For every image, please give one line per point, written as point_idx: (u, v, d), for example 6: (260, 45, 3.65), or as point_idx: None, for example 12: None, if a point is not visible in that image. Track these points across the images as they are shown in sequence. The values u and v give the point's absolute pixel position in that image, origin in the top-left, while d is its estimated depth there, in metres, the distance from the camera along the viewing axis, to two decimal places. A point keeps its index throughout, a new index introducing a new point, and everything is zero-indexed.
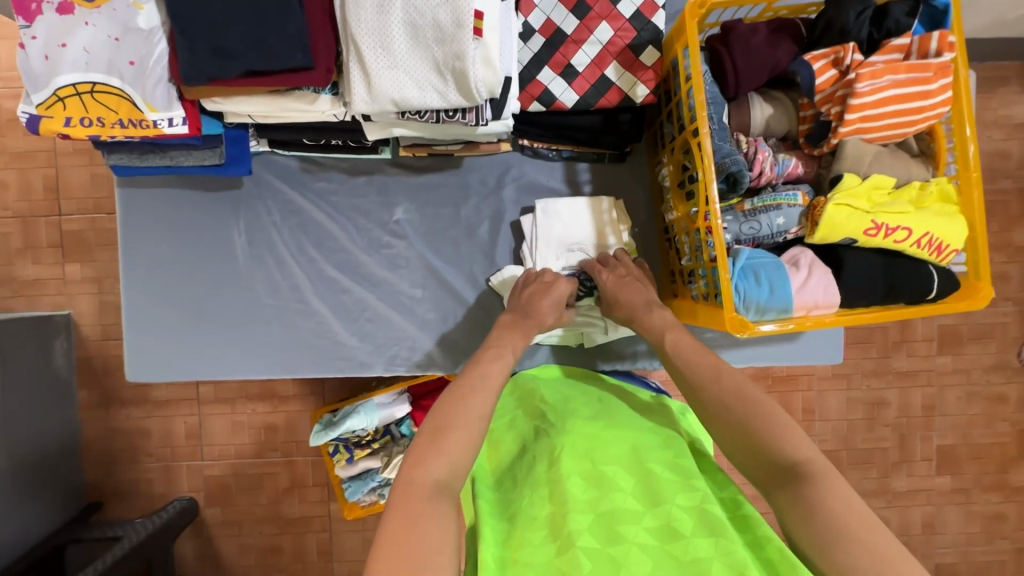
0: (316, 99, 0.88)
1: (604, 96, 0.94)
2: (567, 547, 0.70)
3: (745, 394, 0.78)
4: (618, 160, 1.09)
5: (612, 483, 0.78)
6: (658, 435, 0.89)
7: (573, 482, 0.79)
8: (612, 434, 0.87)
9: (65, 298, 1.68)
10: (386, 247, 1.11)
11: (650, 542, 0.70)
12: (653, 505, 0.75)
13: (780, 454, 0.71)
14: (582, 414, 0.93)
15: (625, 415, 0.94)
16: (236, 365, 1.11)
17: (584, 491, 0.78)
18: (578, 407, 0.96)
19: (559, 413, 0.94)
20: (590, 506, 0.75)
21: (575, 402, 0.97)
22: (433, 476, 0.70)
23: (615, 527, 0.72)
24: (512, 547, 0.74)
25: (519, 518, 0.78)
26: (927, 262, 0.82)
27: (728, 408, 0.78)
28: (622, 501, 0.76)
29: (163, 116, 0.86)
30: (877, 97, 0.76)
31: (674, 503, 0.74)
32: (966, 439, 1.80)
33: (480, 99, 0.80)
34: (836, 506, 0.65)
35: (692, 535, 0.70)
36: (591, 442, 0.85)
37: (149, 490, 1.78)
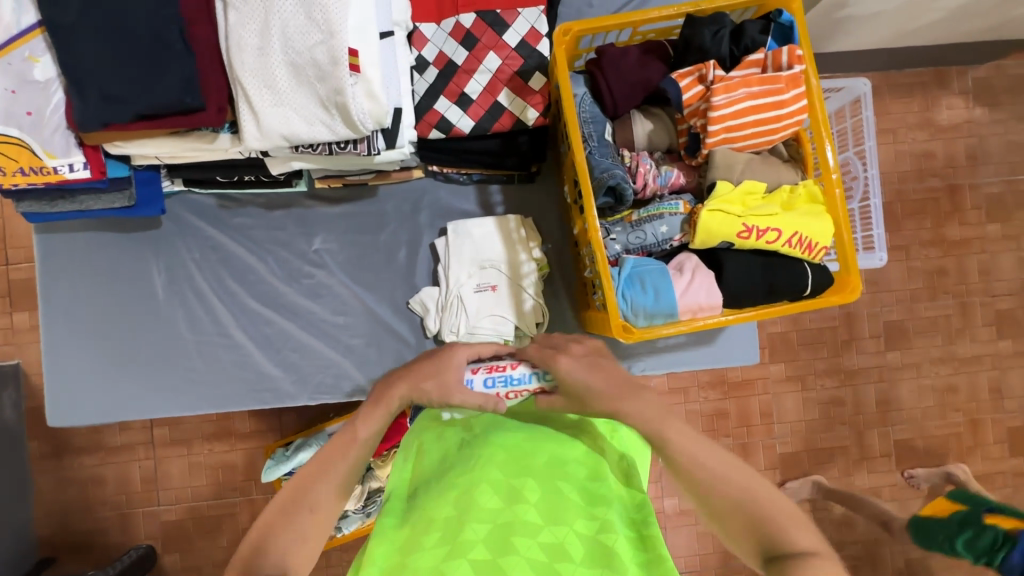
0: (215, 138, 0.91)
1: (498, 121, 0.98)
2: (455, 557, 0.66)
3: (732, 472, 0.66)
4: (527, 180, 1.13)
5: (519, 494, 0.73)
6: (583, 446, 0.83)
7: (482, 489, 0.73)
8: (533, 444, 0.82)
9: (13, 348, 1.67)
10: (306, 277, 1.13)
11: (539, 560, 0.66)
12: (553, 522, 0.70)
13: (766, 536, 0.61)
14: (510, 423, 0.88)
15: (555, 424, 0.87)
16: (160, 402, 1.11)
17: (489, 499, 0.72)
18: (510, 416, 0.90)
19: (488, 421, 0.87)
20: (489, 517, 0.70)
21: (509, 411, 0.91)
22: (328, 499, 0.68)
23: (510, 539, 0.68)
24: (400, 555, 0.69)
25: (419, 523, 0.72)
26: (802, 260, 0.86)
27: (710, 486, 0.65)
28: (524, 512, 0.71)
29: (63, 162, 0.89)
30: (734, 108, 0.82)
31: (572, 526, 0.70)
32: (922, 432, 1.82)
33: (366, 130, 0.84)
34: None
35: (578, 563, 0.67)
36: (510, 453, 0.79)
37: (105, 540, 1.73)
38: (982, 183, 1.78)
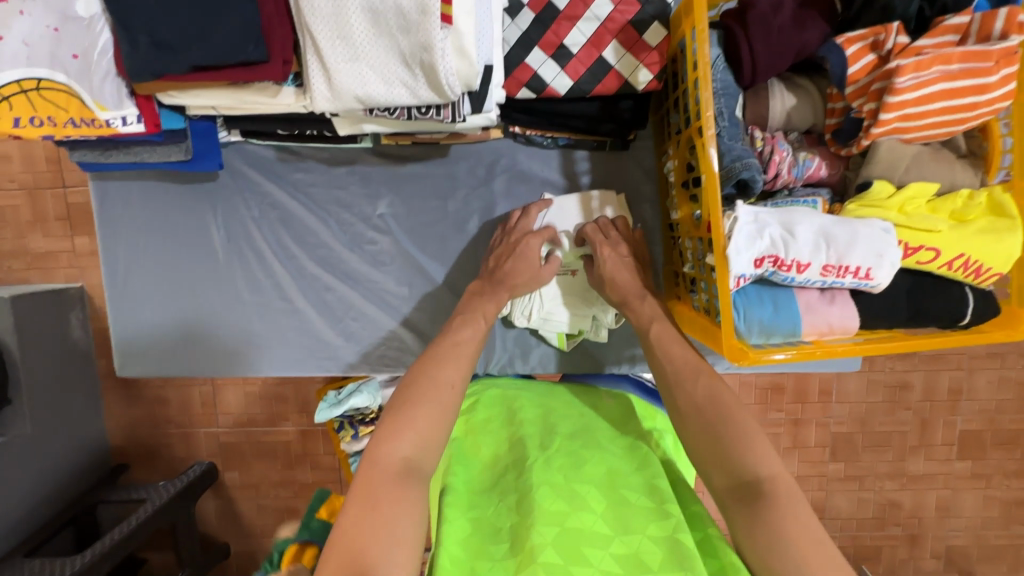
0: (278, 92, 0.80)
1: (601, 82, 0.82)
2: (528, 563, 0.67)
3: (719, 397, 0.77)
4: (620, 148, 0.98)
5: (583, 501, 0.74)
6: (631, 457, 0.84)
7: (543, 491, 0.75)
8: (589, 452, 0.83)
9: (77, 272, 1.67)
10: (369, 244, 1.05)
11: (615, 570, 0.67)
12: (622, 532, 0.72)
13: (744, 469, 0.70)
14: (557, 422, 0.90)
15: (601, 430, 0.90)
16: (219, 359, 1.09)
17: (554, 503, 0.73)
18: (558, 417, 0.92)
19: (539, 422, 0.91)
20: (556, 521, 0.71)
21: (557, 409, 0.94)
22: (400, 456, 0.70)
23: (581, 548, 0.68)
24: (472, 561, 0.71)
25: (484, 527, 0.76)
26: (962, 284, 0.71)
27: (697, 413, 0.77)
28: (591, 522, 0.72)
29: (115, 116, 0.79)
30: (921, 92, 0.64)
31: (644, 534, 0.71)
32: (992, 425, 1.72)
33: (454, 95, 0.71)
34: (792, 532, 0.64)
35: (659, 570, 0.67)
36: (567, 458, 0.81)
37: (171, 454, 1.84)
38: None
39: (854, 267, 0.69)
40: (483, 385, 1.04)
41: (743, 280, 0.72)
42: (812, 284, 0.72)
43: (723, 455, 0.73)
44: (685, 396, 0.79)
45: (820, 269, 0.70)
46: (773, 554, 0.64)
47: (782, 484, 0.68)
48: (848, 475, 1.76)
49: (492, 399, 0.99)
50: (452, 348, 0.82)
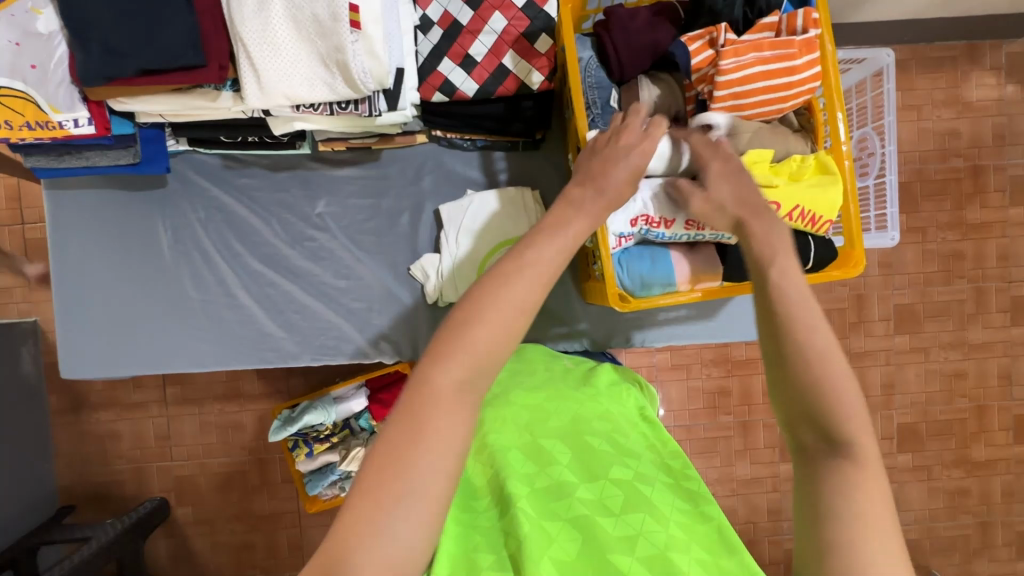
0: (218, 96, 0.91)
1: (502, 84, 0.97)
2: (509, 514, 0.72)
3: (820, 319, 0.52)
4: (531, 147, 1.12)
5: (550, 457, 0.79)
6: (599, 407, 0.89)
7: (512, 454, 0.80)
8: (552, 405, 0.88)
9: (31, 305, 1.69)
10: (309, 240, 1.14)
11: (584, 516, 0.71)
12: (589, 479, 0.76)
13: (833, 429, 0.50)
14: (524, 385, 0.94)
15: (568, 383, 0.95)
16: (167, 357, 1.14)
17: (523, 464, 0.78)
18: (526, 378, 0.96)
19: (506, 385, 0.94)
20: (527, 479, 0.76)
21: (524, 372, 0.98)
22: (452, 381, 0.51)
23: (551, 501, 0.73)
24: (465, 506, 0.77)
25: (468, 485, 0.81)
26: (805, 233, 0.84)
27: (803, 355, 0.51)
28: (559, 474, 0.77)
29: (68, 117, 0.89)
30: (743, 73, 0.79)
31: (608, 478, 0.75)
32: (926, 416, 1.82)
33: (367, 90, 0.83)
34: (863, 512, 0.48)
35: (622, 512, 0.71)
36: (533, 416, 0.86)
37: (122, 491, 1.80)
38: (1009, 164, 1.70)
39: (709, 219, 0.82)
40: None
41: (625, 239, 0.84)
42: (680, 239, 0.84)
43: (806, 401, 0.51)
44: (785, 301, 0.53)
45: (684, 224, 0.82)
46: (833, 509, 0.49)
47: (871, 465, 0.50)
48: None
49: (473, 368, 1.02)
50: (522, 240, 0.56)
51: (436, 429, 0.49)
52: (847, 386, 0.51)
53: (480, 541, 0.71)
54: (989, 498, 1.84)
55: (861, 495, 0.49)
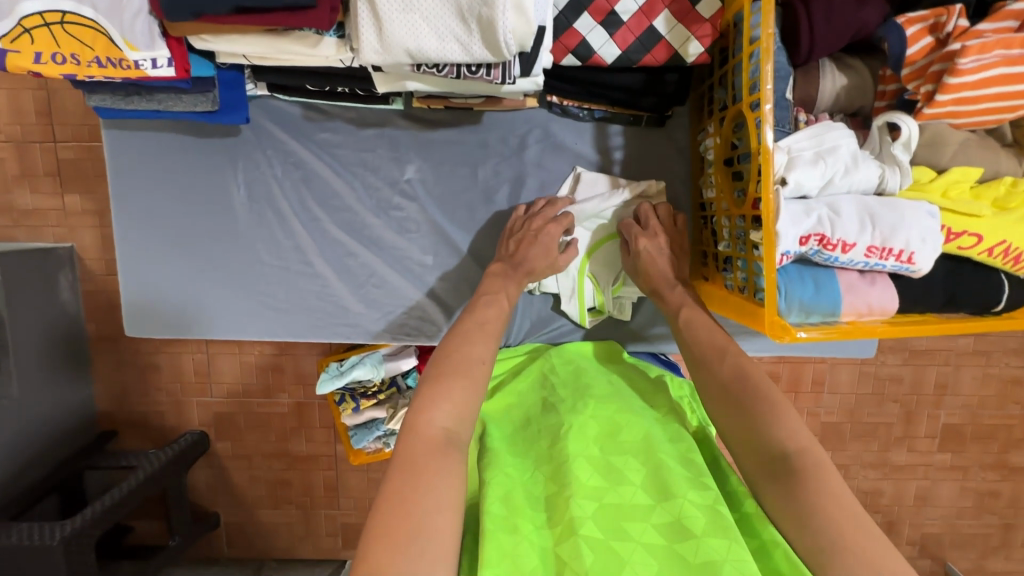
0: (319, 42, 0.77)
1: (650, 52, 0.81)
2: (569, 533, 0.70)
3: (749, 373, 0.79)
4: (656, 123, 0.98)
5: (621, 475, 0.77)
6: (667, 428, 0.87)
7: (580, 464, 0.78)
8: (625, 419, 0.86)
9: (67, 231, 1.58)
10: (395, 210, 1.03)
11: (658, 542, 0.69)
12: (663, 499, 0.73)
13: (773, 440, 0.72)
14: (591, 391, 0.93)
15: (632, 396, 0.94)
16: (238, 323, 1.06)
17: (591, 477, 0.77)
18: (590, 383, 0.95)
19: (570, 388, 0.94)
20: (596, 495, 0.74)
21: (588, 377, 0.97)
22: (440, 426, 0.72)
23: (621, 522, 0.71)
24: (512, 518, 0.72)
25: (525, 490, 0.78)
26: (999, 271, 0.73)
27: (729, 391, 0.79)
28: (631, 495, 0.75)
29: (146, 57, 0.76)
30: (980, 75, 0.64)
31: (686, 498, 0.73)
32: (973, 419, 1.77)
33: (509, 55, 0.69)
34: (829, 505, 0.64)
35: (702, 535, 0.68)
36: (601, 429, 0.84)
37: (162, 423, 1.76)
38: None
39: (897, 250, 0.70)
40: (502, 357, 1.07)
41: (787, 258, 0.72)
42: (854, 265, 0.73)
43: (751, 427, 0.75)
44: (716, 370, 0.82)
45: (864, 250, 0.70)
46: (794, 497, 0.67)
47: (813, 458, 0.69)
48: (833, 462, 1.82)
49: (536, 375, 1.00)
50: (474, 316, 0.88)
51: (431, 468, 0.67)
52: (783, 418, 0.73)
53: (533, 564, 0.68)
54: (1018, 502, 1.83)
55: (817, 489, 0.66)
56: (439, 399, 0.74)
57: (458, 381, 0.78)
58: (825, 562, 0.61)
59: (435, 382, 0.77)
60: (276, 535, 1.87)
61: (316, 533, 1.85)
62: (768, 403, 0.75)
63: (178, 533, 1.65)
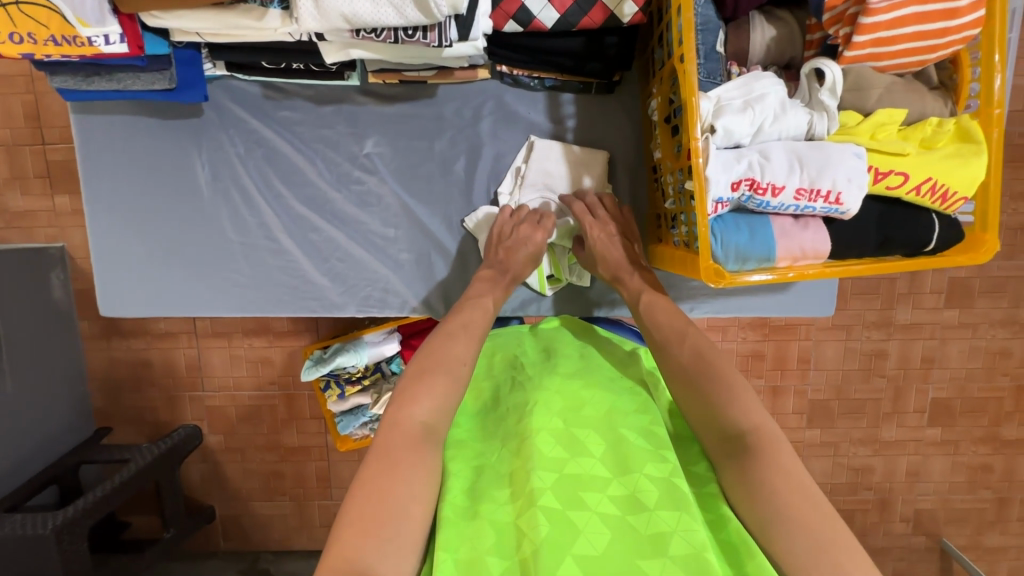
0: (264, 14, 0.80)
1: (588, 14, 0.83)
2: (528, 505, 0.63)
3: (709, 356, 0.77)
4: (605, 90, 1.00)
5: (582, 447, 0.70)
6: (636, 400, 0.79)
7: (543, 437, 0.70)
8: (589, 393, 0.78)
9: (57, 230, 1.61)
10: (356, 183, 1.05)
11: (613, 513, 0.63)
12: (620, 473, 0.67)
13: (728, 421, 0.70)
14: (562, 366, 0.85)
15: (607, 372, 0.85)
16: (209, 301, 1.09)
17: (552, 449, 0.69)
18: (560, 358, 0.88)
19: (539, 365, 0.86)
20: (556, 466, 0.67)
21: (559, 353, 0.90)
22: (420, 419, 0.70)
23: (578, 494, 0.65)
24: (472, 503, 0.67)
25: (488, 473, 0.71)
26: (929, 210, 0.75)
27: (686, 371, 0.77)
28: (590, 467, 0.68)
29: (98, 33, 0.79)
30: (894, 14, 0.66)
31: (642, 472, 0.67)
32: (962, 393, 1.75)
33: (441, 16, 0.72)
34: (778, 483, 0.63)
35: (656, 507, 0.63)
36: (567, 402, 0.77)
37: (156, 417, 1.78)
38: None
39: (824, 192, 0.71)
40: (487, 348, 0.94)
41: (721, 205, 0.74)
42: (786, 210, 0.74)
43: (708, 407, 0.73)
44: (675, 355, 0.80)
45: (794, 193, 0.72)
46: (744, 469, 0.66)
47: (766, 436, 0.68)
48: (823, 441, 1.79)
49: (504, 352, 0.93)
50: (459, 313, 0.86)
51: (405, 466, 0.65)
52: (741, 396, 0.72)
53: (491, 543, 0.62)
54: (1012, 475, 1.80)
55: (770, 468, 0.65)
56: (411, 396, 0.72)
57: (441, 375, 0.75)
58: (774, 541, 0.61)
59: (418, 378, 0.74)
60: (271, 527, 1.87)
61: (309, 524, 1.86)
62: (724, 381, 0.74)
63: (172, 525, 1.62)
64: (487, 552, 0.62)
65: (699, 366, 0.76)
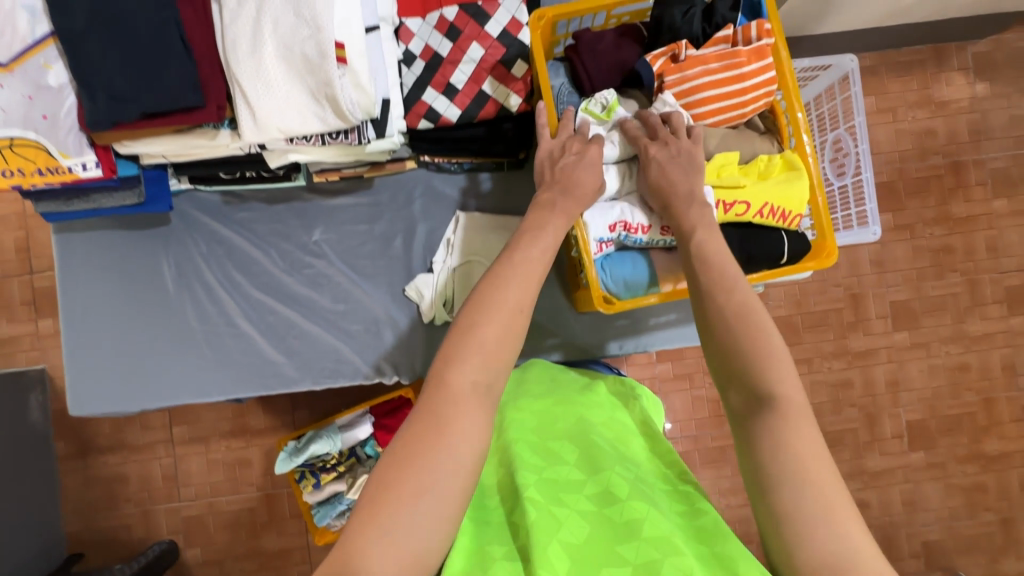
0: (216, 134, 0.97)
1: (483, 108, 1.03)
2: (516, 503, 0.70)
3: (750, 316, 0.63)
4: (516, 166, 1.17)
5: (559, 456, 0.78)
6: (605, 420, 0.87)
7: (522, 451, 0.79)
8: (561, 410, 0.88)
9: (39, 353, 1.69)
10: (307, 267, 1.18)
11: (590, 507, 0.69)
12: (593, 472, 0.74)
13: (763, 385, 0.60)
14: (534, 391, 0.95)
15: (571, 391, 0.95)
16: (175, 388, 1.16)
17: (533, 459, 0.78)
18: (535, 386, 0.98)
19: (516, 392, 0.95)
20: (536, 472, 0.75)
21: (532, 375, 1.00)
22: (469, 378, 0.59)
23: (558, 491, 0.71)
24: (470, 510, 0.73)
25: (479, 490, 0.78)
26: (777, 229, 0.88)
27: (730, 324, 0.64)
28: (567, 472, 0.75)
29: (77, 161, 0.95)
30: (701, 84, 0.86)
31: (613, 469, 0.73)
32: (934, 412, 1.77)
33: (356, 119, 0.89)
34: (796, 454, 0.56)
35: (627, 498, 0.67)
36: (542, 421, 0.86)
37: (130, 536, 1.74)
38: (987, 159, 1.73)
39: None
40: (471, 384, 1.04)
41: (604, 244, 0.88)
42: (658, 243, 0.89)
43: (737, 371, 0.62)
44: (715, 308, 0.66)
45: (659, 229, 0.87)
46: (772, 465, 0.56)
47: (794, 412, 0.58)
48: None
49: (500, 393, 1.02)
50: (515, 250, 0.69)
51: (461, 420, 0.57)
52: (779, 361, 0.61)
53: (487, 538, 0.67)
54: (1008, 493, 1.77)
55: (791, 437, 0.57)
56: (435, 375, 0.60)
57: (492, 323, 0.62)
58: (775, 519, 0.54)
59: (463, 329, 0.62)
60: None
61: None
62: (763, 340, 0.62)
63: None
64: (486, 544, 0.66)
65: (737, 330, 0.63)
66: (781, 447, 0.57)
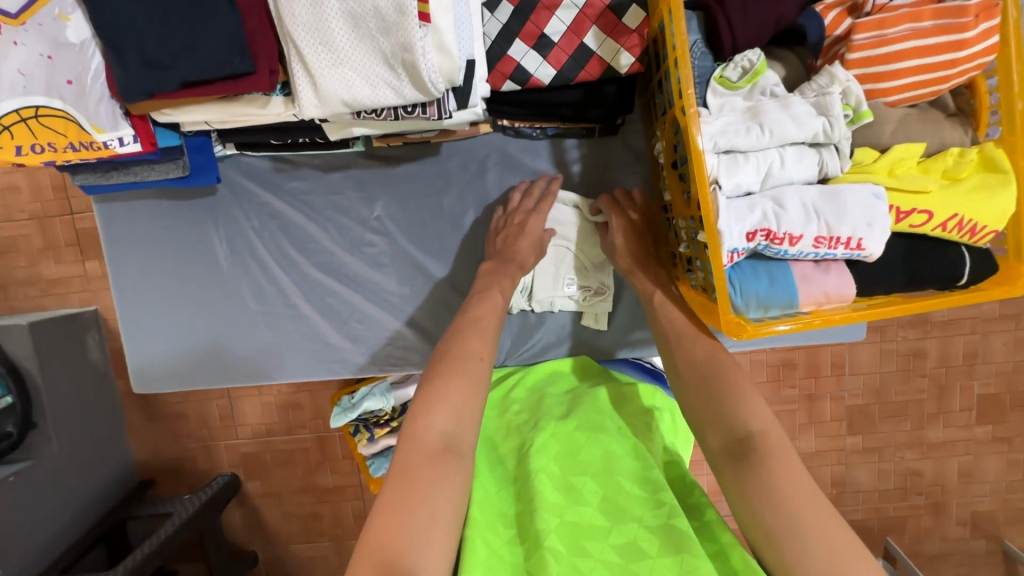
0: (267, 102, 0.81)
1: (585, 68, 0.83)
2: (535, 549, 0.64)
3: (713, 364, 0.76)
4: (609, 132, 0.99)
5: (580, 494, 0.70)
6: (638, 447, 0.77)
7: (542, 479, 0.72)
8: (586, 432, 0.78)
9: (91, 294, 1.61)
10: (368, 246, 1.07)
11: (614, 561, 0.63)
12: (618, 520, 0.67)
13: (740, 422, 0.68)
14: (556, 409, 0.86)
15: (597, 408, 0.85)
16: (237, 371, 1.12)
17: (553, 492, 0.70)
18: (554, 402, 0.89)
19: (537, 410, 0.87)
20: (557, 511, 0.68)
21: (551, 398, 0.91)
22: (438, 429, 0.67)
23: (580, 540, 0.65)
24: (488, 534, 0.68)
25: (491, 509, 0.72)
26: (958, 244, 0.72)
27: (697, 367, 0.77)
28: (589, 516, 0.68)
29: (113, 137, 0.82)
30: (891, 48, 0.68)
31: (639, 521, 0.66)
32: (1010, 387, 1.57)
33: (438, 92, 0.72)
34: (782, 484, 0.61)
35: (658, 555, 0.62)
36: (565, 445, 0.77)
37: (195, 468, 1.75)
38: None
39: (844, 238, 0.69)
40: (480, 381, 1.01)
41: (736, 255, 0.72)
42: (805, 256, 0.72)
43: (721, 414, 0.70)
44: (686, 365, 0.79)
45: (812, 241, 0.70)
46: (766, 514, 0.60)
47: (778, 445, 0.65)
48: (865, 447, 1.62)
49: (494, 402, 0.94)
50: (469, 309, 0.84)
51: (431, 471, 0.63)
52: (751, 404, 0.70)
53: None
54: None
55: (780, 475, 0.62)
56: (434, 408, 0.69)
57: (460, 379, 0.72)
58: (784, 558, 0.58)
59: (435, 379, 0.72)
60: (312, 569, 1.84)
61: None
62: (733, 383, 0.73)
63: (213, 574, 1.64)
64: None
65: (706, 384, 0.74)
66: (772, 482, 0.61)
